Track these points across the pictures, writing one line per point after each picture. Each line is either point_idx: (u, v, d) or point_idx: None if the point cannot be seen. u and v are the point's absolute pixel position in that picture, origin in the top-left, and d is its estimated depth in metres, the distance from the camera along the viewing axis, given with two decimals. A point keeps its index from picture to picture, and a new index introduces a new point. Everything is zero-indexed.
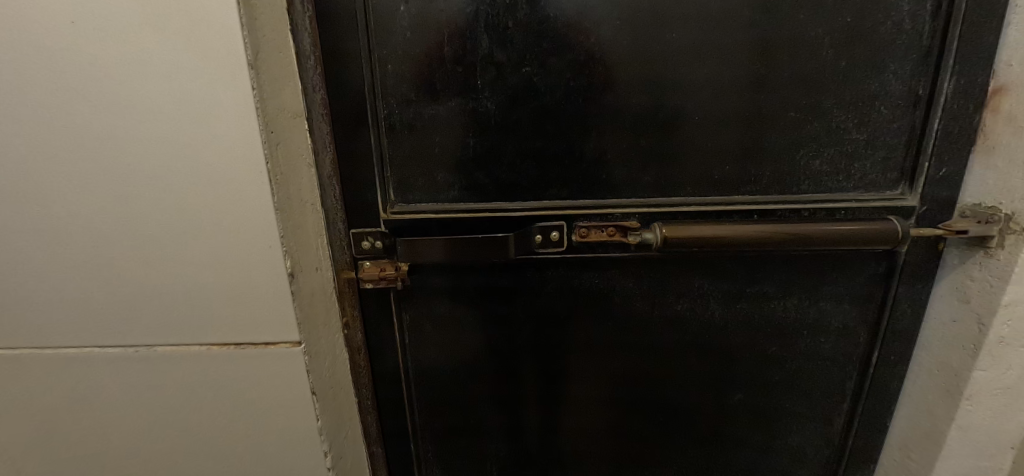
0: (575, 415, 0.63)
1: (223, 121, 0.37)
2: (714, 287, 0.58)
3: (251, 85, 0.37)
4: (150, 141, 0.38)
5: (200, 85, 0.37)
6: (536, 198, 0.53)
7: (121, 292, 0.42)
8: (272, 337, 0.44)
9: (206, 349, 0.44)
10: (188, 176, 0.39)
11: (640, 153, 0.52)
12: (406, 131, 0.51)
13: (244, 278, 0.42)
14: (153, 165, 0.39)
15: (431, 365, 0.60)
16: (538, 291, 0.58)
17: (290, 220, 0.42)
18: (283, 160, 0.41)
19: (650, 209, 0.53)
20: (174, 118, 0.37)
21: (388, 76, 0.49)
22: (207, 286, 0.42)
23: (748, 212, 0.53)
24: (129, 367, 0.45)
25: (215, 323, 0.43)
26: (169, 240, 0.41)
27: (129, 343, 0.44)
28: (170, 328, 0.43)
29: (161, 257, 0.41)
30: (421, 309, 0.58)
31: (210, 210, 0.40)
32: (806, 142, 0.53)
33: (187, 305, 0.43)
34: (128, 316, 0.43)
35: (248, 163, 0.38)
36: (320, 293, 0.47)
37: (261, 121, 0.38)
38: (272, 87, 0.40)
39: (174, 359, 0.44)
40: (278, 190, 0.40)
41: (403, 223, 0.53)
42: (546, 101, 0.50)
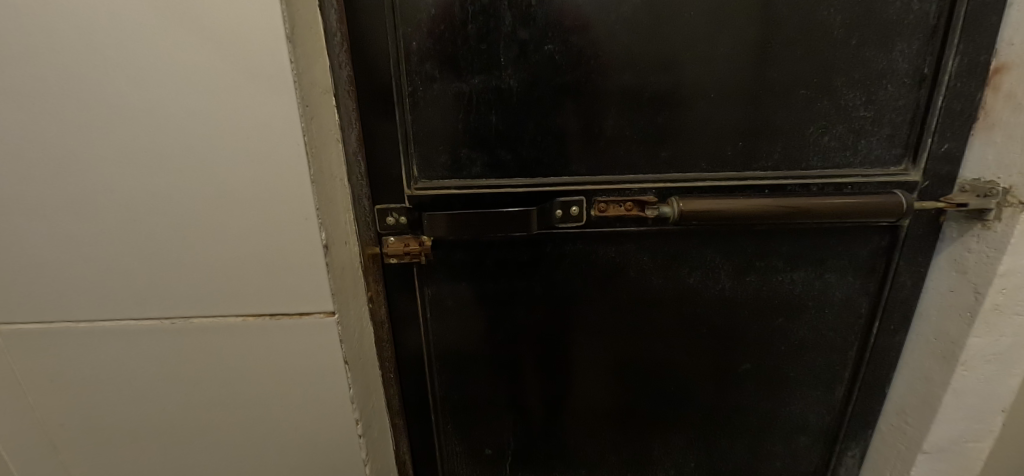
0: (589, 386, 0.66)
1: (262, 95, 0.38)
2: (724, 261, 0.60)
3: (288, 58, 0.37)
4: (188, 116, 0.39)
5: (237, 60, 0.37)
6: (555, 174, 0.55)
7: (158, 266, 0.43)
8: (305, 307, 0.45)
9: (241, 320, 0.45)
10: (225, 150, 0.40)
11: (656, 130, 0.54)
12: (430, 107, 0.51)
13: (279, 251, 0.43)
14: (192, 139, 0.39)
15: (451, 339, 0.62)
16: (557, 266, 0.59)
17: (323, 194, 0.43)
18: (316, 134, 0.42)
19: (666, 184, 0.55)
20: (212, 93, 0.38)
21: (413, 54, 0.50)
22: (243, 259, 0.43)
23: (760, 187, 0.55)
24: (164, 339, 0.46)
25: (249, 296, 0.44)
26: (207, 214, 0.41)
27: (164, 316, 0.45)
28: (205, 301, 0.44)
29: (198, 231, 0.42)
30: (442, 284, 0.59)
31: (245, 182, 0.40)
32: (816, 120, 0.55)
33: (223, 279, 0.44)
34: (163, 289, 0.44)
35: (285, 136, 0.39)
36: (349, 267, 0.48)
37: (299, 95, 0.39)
38: (305, 61, 0.40)
39: (209, 332, 0.46)
40: (313, 164, 0.41)
41: (426, 198, 0.54)
42: (566, 78, 0.51)
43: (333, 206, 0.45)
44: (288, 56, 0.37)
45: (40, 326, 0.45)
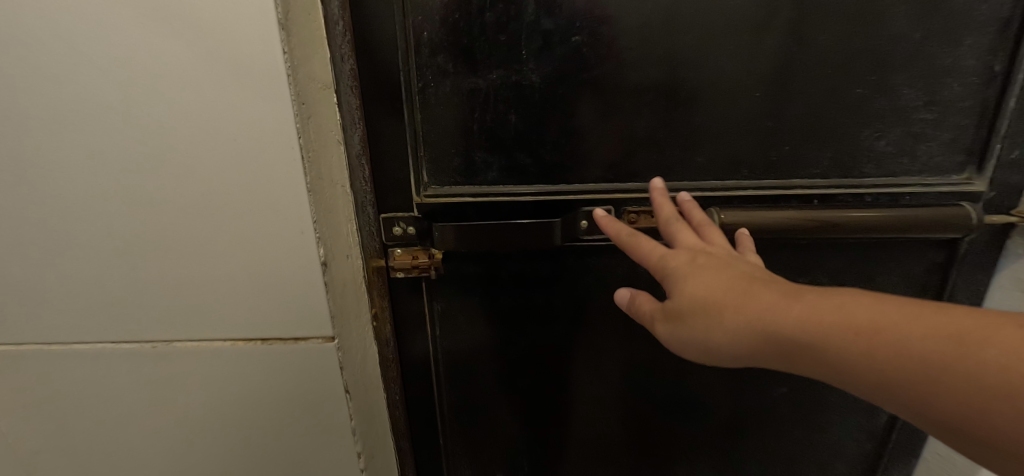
0: (609, 407, 0.61)
1: (250, 91, 0.32)
2: None
3: (282, 47, 0.32)
4: (165, 115, 0.33)
5: (221, 51, 0.31)
6: (580, 181, 0.49)
7: (136, 285, 0.38)
8: (302, 331, 0.40)
9: (229, 345, 0.40)
10: (210, 155, 0.34)
11: (693, 133, 0.48)
12: (442, 106, 0.46)
13: (273, 269, 0.37)
14: (170, 142, 0.34)
15: (462, 357, 0.57)
16: (579, 281, 0.54)
17: (322, 203, 0.38)
18: (314, 135, 0.37)
19: (703, 193, 0.49)
20: (192, 89, 0.33)
21: (424, 46, 0.44)
22: (231, 277, 0.38)
23: (808, 196, 0.50)
24: (145, 363, 0.41)
25: (240, 317, 0.39)
26: (191, 227, 0.36)
27: (146, 339, 0.40)
28: (190, 322, 0.39)
29: (180, 246, 0.37)
30: (452, 299, 0.54)
31: (234, 190, 0.35)
32: (872, 122, 0.49)
33: (209, 299, 0.39)
34: (143, 311, 0.39)
35: (278, 140, 0.34)
36: (352, 283, 0.43)
37: (294, 90, 0.33)
38: (302, 52, 0.35)
39: (194, 357, 0.41)
40: (311, 170, 0.36)
41: (437, 207, 0.49)
42: (595, 74, 0.46)
43: (334, 216, 0.40)
44: (280, 44, 0.31)
45: (8, 348, 0.41)
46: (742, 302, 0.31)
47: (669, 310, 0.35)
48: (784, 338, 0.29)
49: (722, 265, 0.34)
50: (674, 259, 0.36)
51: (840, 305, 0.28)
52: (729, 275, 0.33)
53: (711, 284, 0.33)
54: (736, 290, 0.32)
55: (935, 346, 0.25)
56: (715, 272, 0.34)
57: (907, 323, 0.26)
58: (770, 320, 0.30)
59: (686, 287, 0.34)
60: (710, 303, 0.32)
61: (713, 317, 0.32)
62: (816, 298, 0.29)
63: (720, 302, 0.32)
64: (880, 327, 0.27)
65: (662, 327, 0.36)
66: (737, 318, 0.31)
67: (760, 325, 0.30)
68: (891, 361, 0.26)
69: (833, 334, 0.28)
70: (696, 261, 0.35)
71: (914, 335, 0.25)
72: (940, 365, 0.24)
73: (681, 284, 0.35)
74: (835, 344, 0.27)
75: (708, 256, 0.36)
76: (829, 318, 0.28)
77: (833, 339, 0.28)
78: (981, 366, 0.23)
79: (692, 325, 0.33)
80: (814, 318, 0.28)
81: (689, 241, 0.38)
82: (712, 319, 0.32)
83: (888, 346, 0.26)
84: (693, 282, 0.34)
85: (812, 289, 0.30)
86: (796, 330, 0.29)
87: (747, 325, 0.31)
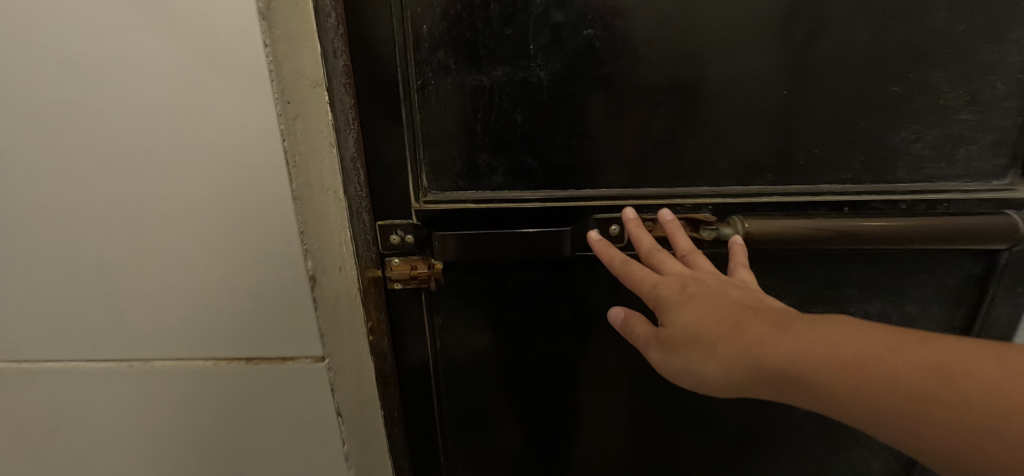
0: (619, 424, 0.58)
1: (228, 90, 0.29)
2: (788, 289, 0.50)
3: (262, 39, 0.28)
4: (134, 116, 0.30)
5: (196, 45, 0.28)
6: (591, 186, 0.46)
7: (109, 301, 0.35)
8: (290, 350, 0.36)
9: (211, 365, 0.37)
10: (186, 159, 0.31)
11: (713, 135, 0.45)
12: (443, 105, 0.43)
13: (257, 284, 0.34)
14: (141, 146, 0.31)
15: (464, 372, 0.54)
16: (589, 292, 0.51)
17: (311, 212, 0.34)
18: (302, 138, 0.33)
19: (724, 199, 0.46)
20: (165, 86, 0.29)
21: (423, 40, 0.41)
22: (211, 291, 0.34)
23: (837, 203, 0.46)
24: (121, 382, 0.38)
25: (222, 335, 0.36)
26: (167, 238, 0.33)
27: (122, 357, 0.37)
28: (169, 340, 0.36)
29: (156, 259, 0.34)
30: (454, 311, 0.51)
31: (213, 198, 0.32)
32: (906, 123, 0.45)
33: (189, 316, 0.35)
34: (116, 328, 0.36)
35: (259, 143, 0.30)
36: (345, 297, 0.40)
37: (276, 87, 0.29)
38: (287, 44, 0.31)
39: (173, 378, 0.37)
40: (298, 176, 0.32)
41: (437, 214, 0.45)
42: (609, 71, 0.42)
43: (325, 226, 0.37)
44: (260, 35, 0.28)
45: None
46: (733, 333, 0.31)
47: (664, 340, 0.34)
48: (777, 373, 0.28)
49: (713, 295, 0.34)
50: (664, 288, 0.36)
51: (827, 339, 0.28)
52: (720, 304, 0.33)
53: (702, 315, 0.33)
54: (727, 320, 0.32)
55: (918, 374, 0.25)
56: (706, 302, 0.33)
57: (890, 352, 0.26)
58: (759, 352, 0.29)
59: (680, 318, 0.33)
60: (702, 335, 0.32)
61: (706, 349, 0.31)
62: (805, 329, 0.29)
63: (712, 332, 0.32)
64: (865, 358, 0.26)
65: (656, 355, 0.35)
66: (728, 350, 0.30)
67: (752, 359, 0.29)
68: (877, 391, 0.26)
69: (821, 369, 0.27)
70: (686, 291, 0.35)
71: (899, 366, 0.26)
72: (926, 396, 0.25)
73: (673, 315, 0.34)
74: (825, 380, 0.27)
75: (699, 284, 0.35)
76: (817, 350, 0.28)
77: (822, 371, 0.27)
78: (964, 393, 0.24)
79: (687, 358, 0.32)
80: (803, 352, 0.28)
81: (679, 268, 0.38)
82: (705, 350, 0.32)
83: (877, 383, 0.26)
84: (685, 313, 0.33)
85: (799, 318, 0.30)
86: (787, 366, 0.28)
87: (740, 359, 0.30)
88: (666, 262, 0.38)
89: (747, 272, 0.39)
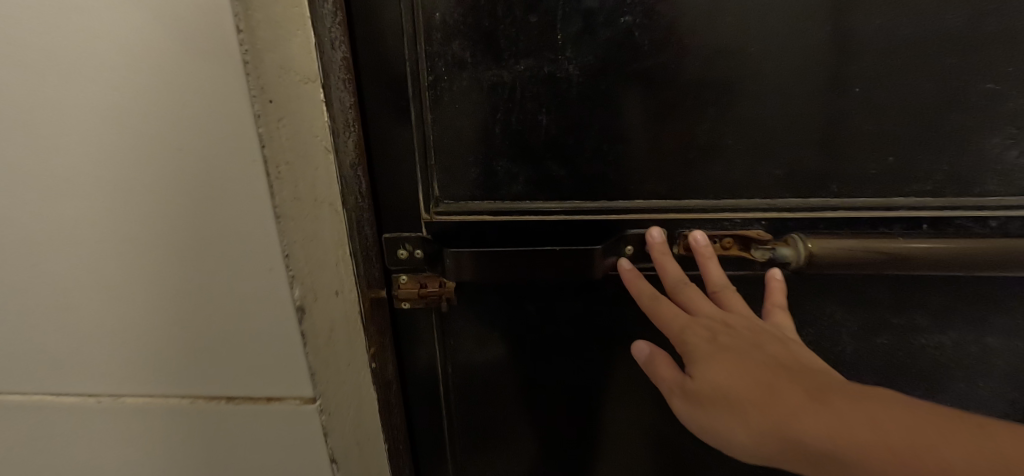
0: (645, 456, 0.52)
1: (184, 83, 0.22)
2: (850, 316, 0.43)
3: (234, 23, 0.21)
4: (60, 115, 0.23)
5: (136, 22, 0.21)
6: (625, 196, 0.40)
7: (57, 335, 0.29)
8: (276, 389, 0.30)
9: (189, 403, 0.31)
10: (130, 170, 0.24)
11: (769, 139, 0.38)
12: (457, 104, 0.37)
13: (232, 319, 0.28)
14: (71, 153, 0.24)
15: (477, 398, 0.49)
16: (617, 314, 0.45)
17: (300, 235, 0.27)
18: (289, 143, 0.25)
19: (778, 213, 0.40)
20: (90, 75, 0.22)
21: (436, 28, 0.35)
22: (187, 322, 0.28)
23: (913, 220, 0.40)
24: (93, 419, 0.32)
25: (201, 371, 0.30)
26: (116, 266, 0.26)
27: (89, 393, 0.31)
28: (139, 376, 0.30)
29: (104, 291, 0.27)
30: (466, 332, 0.46)
31: (178, 213, 0.25)
32: (1001, 126, 0.37)
33: (153, 354, 0.29)
34: (69, 366, 0.30)
35: (227, 152, 0.23)
36: (343, 332, 0.33)
37: (254, 82, 0.22)
38: (271, 30, 0.23)
39: (143, 418, 0.32)
40: (281, 192, 0.25)
41: (451, 226, 0.41)
42: (649, 67, 0.37)
43: (320, 249, 0.29)
44: (230, 17, 0.21)
45: None
46: (769, 400, 0.30)
47: (691, 391, 0.33)
48: (814, 451, 0.27)
49: (748, 350, 0.33)
50: (694, 335, 0.34)
51: (874, 420, 0.27)
52: (757, 364, 0.32)
53: (736, 373, 0.31)
54: (763, 385, 0.30)
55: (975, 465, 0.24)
56: (739, 357, 0.32)
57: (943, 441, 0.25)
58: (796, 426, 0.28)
59: (710, 373, 0.32)
60: (735, 395, 0.31)
61: (738, 411, 0.30)
62: (844, 406, 0.28)
63: (745, 394, 0.30)
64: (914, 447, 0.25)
65: (680, 406, 0.34)
66: (763, 418, 0.29)
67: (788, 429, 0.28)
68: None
69: (868, 455, 0.26)
70: (718, 340, 0.34)
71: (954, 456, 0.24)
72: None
73: (703, 367, 0.33)
74: (871, 466, 0.25)
75: (733, 335, 0.34)
76: (863, 434, 0.26)
77: (868, 459, 0.25)
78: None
79: (716, 416, 0.31)
80: (846, 433, 0.26)
81: (711, 311, 0.36)
82: (736, 411, 0.30)
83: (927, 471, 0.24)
84: (718, 367, 0.32)
85: (839, 389, 0.29)
86: (829, 446, 0.27)
87: (774, 427, 0.29)
88: (696, 301, 0.37)
89: (781, 315, 0.38)
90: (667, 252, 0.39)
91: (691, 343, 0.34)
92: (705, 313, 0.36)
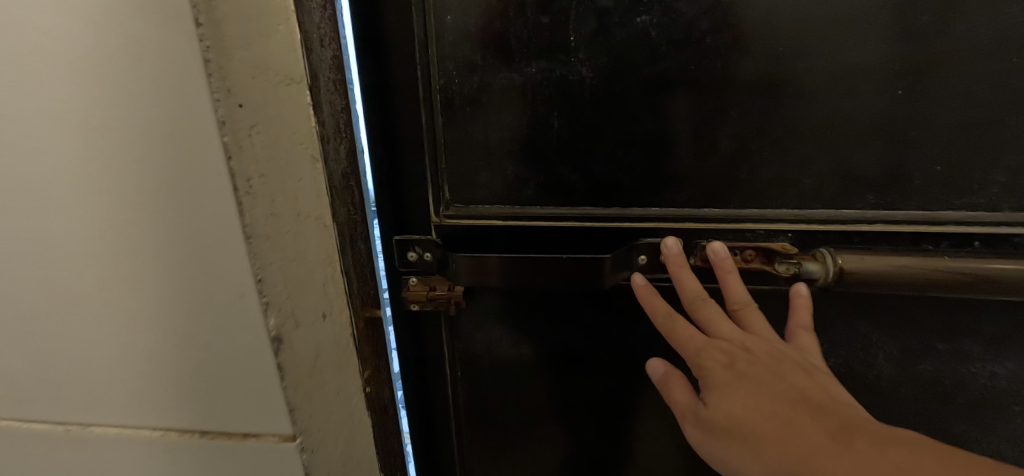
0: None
1: (152, 99, 0.21)
2: (887, 339, 0.40)
3: (193, 15, 0.20)
4: (40, 140, 0.23)
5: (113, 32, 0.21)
6: (640, 204, 0.39)
7: (38, 352, 0.29)
8: (250, 425, 0.28)
9: (161, 436, 0.30)
10: (106, 187, 0.23)
11: (798, 146, 0.36)
12: (466, 108, 0.37)
13: (206, 342, 0.27)
14: (54, 160, 0.23)
15: (485, 405, 0.48)
16: (631, 326, 0.43)
17: (276, 251, 0.26)
18: (264, 155, 0.24)
19: (806, 225, 0.37)
20: (70, 86, 0.22)
21: (446, 32, 0.35)
22: (158, 352, 0.27)
23: (964, 237, 0.36)
24: (66, 449, 0.31)
25: (174, 403, 0.29)
26: (95, 282, 0.26)
27: (63, 420, 0.30)
28: (114, 404, 0.29)
29: (85, 307, 0.27)
30: (475, 337, 0.45)
31: (149, 238, 0.24)
32: None
33: (128, 381, 0.28)
34: (46, 383, 0.30)
35: (193, 161, 0.22)
36: (331, 355, 0.32)
37: (218, 84, 0.21)
38: (243, 31, 0.22)
39: (117, 448, 0.31)
40: (252, 206, 0.23)
41: (460, 230, 0.40)
42: (666, 67, 0.35)
43: (302, 265, 0.28)
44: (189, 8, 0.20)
45: None
46: (785, 437, 0.28)
47: (704, 420, 0.32)
48: None
49: (766, 380, 0.31)
50: (711, 359, 0.33)
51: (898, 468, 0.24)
52: (774, 396, 0.30)
53: (751, 404, 0.30)
54: (779, 420, 0.29)
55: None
56: (756, 387, 0.31)
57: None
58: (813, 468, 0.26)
59: (724, 402, 0.31)
60: (749, 429, 0.29)
61: (751, 445, 0.29)
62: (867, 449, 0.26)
63: (760, 428, 0.29)
64: None
65: (691, 433, 0.33)
66: (779, 457, 0.28)
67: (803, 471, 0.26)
68: None
69: None
70: (735, 367, 0.32)
71: None
72: None
73: (717, 396, 0.32)
74: None
75: (751, 361, 0.32)
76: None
77: None
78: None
79: (728, 449, 0.30)
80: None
81: (729, 333, 0.34)
82: (750, 447, 0.29)
83: None
84: (732, 397, 0.31)
85: (862, 429, 0.27)
86: None
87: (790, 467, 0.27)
88: (714, 321, 0.35)
89: (807, 337, 0.36)
90: (684, 267, 0.37)
91: (706, 369, 0.33)
92: (722, 335, 0.34)
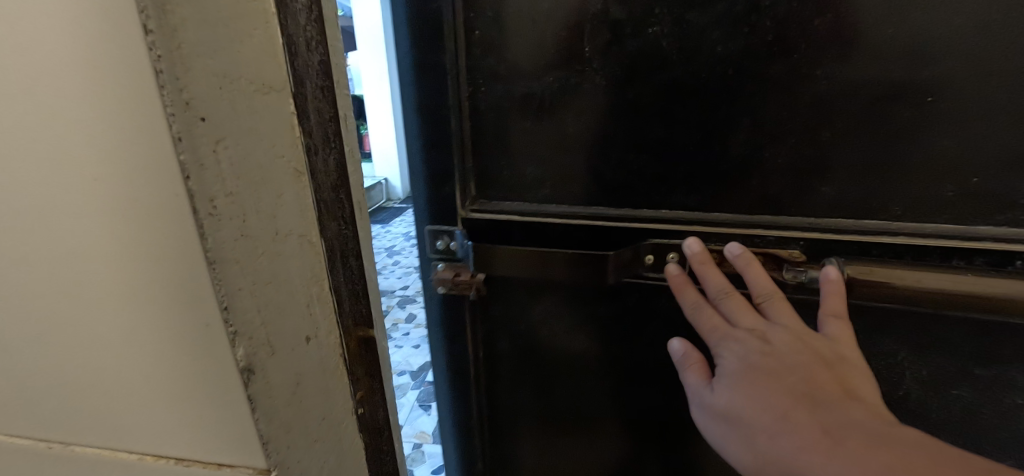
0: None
1: (105, 91, 0.18)
2: (914, 358, 0.38)
3: (143, 20, 0.16)
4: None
5: (59, 31, 0.18)
6: (650, 205, 0.40)
7: (10, 369, 0.26)
8: (225, 456, 0.25)
9: (138, 460, 0.27)
10: (59, 197, 0.21)
11: (816, 153, 0.35)
12: (492, 113, 0.41)
13: (174, 376, 0.24)
14: (12, 181, 0.21)
15: (504, 388, 0.52)
16: (642, 324, 0.45)
17: (251, 279, 0.22)
18: (236, 171, 0.20)
19: (821, 234, 0.36)
20: (21, 101, 0.19)
21: (477, 44, 0.39)
22: (130, 376, 0.24)
23: (1005, 255, 0.32)
24: (40, 467, 0.28)
25: (149, 431, 0.26)
26: (60, 313, 0.23)
27: (37, 436, 0.28)
28: (88, 424, 0.26)
29: (52, 337, 0.24)
30: (496, 323, 0.49)
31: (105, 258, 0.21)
32: None
33: (100, 405, 0.26)
34: (23, 405, 0.27)
35: (152, 166, 0.19)
36: (318, 380, 0.28)
37: (174, 95, 0.17)
38: (212, 30, 0.19)
39: (94, 467, 0.28)
40: (219, 232, 0.20)
41: (480, 224, 0.44)
42: (678, 75, 0.36)
43: (285, 294, 0.24)
44: (138, 13, 0.16)
45: None
46: (780, 429, 0.29)
47: (711, 406, 0.34)
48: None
49: (777, 374, 0.31)
50: (726, 349, 0.34)
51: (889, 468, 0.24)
52: (781, 389, 0.31)
53: (755, 395, 0.31)
54: (779, 412, 0.30)
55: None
56: (765, 380, 0.32)
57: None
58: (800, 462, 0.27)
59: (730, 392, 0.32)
60: (747, 416, 0.31)
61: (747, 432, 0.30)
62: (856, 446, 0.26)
63: (759, 419, 0.30)
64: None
65: (699, 416, 0.35)
66: (770, 446, 0.29)
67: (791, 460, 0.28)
68: None
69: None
70: (749, 360, 0.33)
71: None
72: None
73: (726, 385, 0.33)
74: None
75: (766, 356, 0.33)
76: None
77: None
78: None
79: (727, 432, 0.32)
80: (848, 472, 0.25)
81: (752, 324, 0.35)
82: (746, 435, 0.31)
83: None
84: (738, 388, 0.32)
85: (861, 427, 0.27)
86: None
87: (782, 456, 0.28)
88: (738, 312, 0.36)
89: (839, 326, 0.34)
90: (710, 260, 0.38)
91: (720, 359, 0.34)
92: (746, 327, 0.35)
